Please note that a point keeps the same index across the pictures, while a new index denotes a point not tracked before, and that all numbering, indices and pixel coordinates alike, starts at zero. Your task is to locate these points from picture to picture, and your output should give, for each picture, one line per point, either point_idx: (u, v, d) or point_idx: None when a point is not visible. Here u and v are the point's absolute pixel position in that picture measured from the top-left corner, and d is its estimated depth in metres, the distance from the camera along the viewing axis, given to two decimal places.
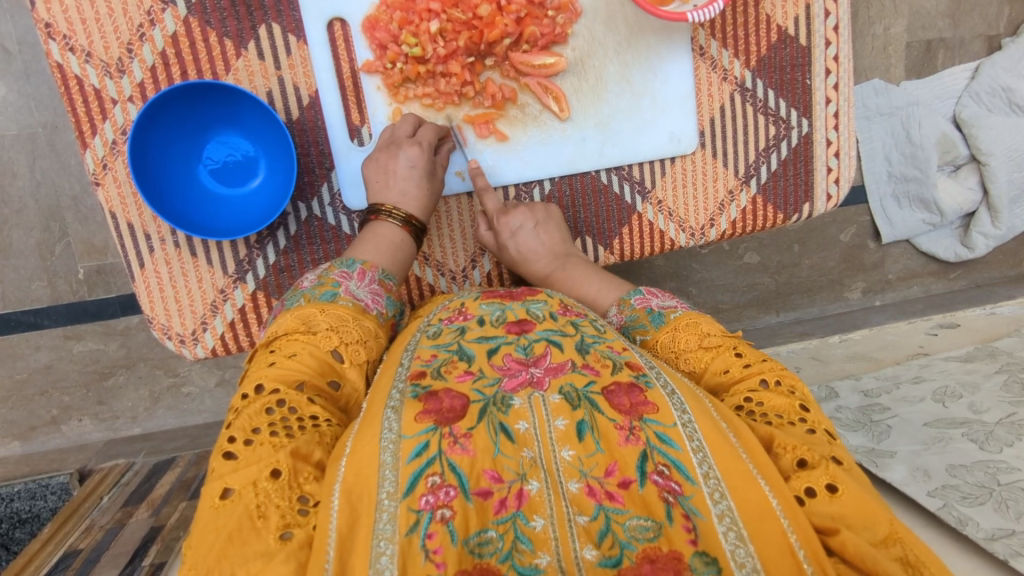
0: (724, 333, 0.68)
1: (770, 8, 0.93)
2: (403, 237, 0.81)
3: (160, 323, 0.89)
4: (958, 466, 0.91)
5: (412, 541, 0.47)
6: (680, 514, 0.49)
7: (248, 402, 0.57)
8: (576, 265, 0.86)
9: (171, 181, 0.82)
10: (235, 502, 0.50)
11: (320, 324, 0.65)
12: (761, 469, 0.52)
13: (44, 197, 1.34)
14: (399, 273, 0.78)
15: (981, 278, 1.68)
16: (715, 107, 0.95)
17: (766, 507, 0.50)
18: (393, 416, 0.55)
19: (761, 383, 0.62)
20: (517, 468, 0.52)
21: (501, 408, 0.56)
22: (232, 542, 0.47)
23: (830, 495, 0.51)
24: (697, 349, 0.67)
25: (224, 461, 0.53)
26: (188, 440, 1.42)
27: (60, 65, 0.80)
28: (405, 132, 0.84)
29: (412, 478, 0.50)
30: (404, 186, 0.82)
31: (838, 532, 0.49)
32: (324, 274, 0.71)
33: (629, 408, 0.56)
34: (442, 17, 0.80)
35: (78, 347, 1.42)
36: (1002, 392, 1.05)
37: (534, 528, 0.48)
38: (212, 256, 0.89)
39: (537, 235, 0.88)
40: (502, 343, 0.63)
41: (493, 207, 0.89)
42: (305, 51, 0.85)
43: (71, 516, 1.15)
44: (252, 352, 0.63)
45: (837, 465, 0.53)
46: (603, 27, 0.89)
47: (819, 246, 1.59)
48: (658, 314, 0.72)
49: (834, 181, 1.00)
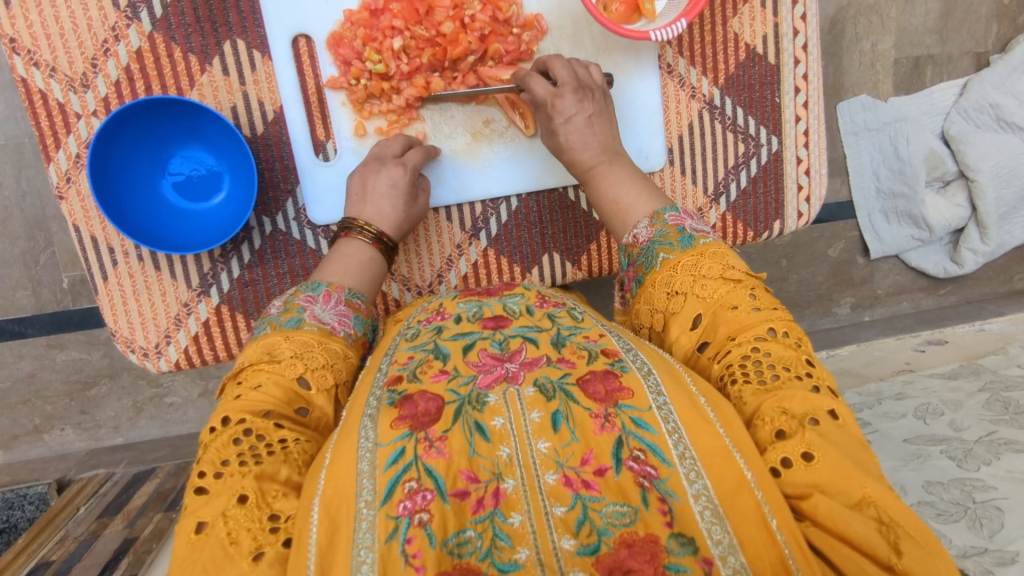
0: (745, 271, 0.66)
1: (738, 27, 0.93)
2: (371, 254, 0.79)
3: (123, 337, 0.89)
4: (935, 483, 0.91)
5: (392, 546, 0.46)
6: (655, 498, 0.49)
7: (216, 434, 0.56)
8: (623, 164, 0.81)
9: (135, 196, 0.83)
10: (208, 535, 0.49)
11: (284, 352, 0.63)
12: (737, 444, 0.52)
13: (30, 207, 1.33)
14: (369, 294, 0.76)
15: (971, 294, 1.67)
16: (684, 124, 0.95)
17: (740, 481, 0.50)
18: (369, 424, 0.54)
19: (766, 334, 0.60)
20: (492, 467, 0.51)
21: (476, 406, 0.55)
22: (209, 573, 0.47)
23: (806, 465, 0.50)
24: (715, 279, 0.65)
25: (195, 496, 0.52)
26: (170, 450, 1.43)
27: (24, 79, 0.81)
28: (392, 152, 0.84)
29: (389, 485, 0.49)
30: (378, 205, 0.81)
31: (810, 497, 0.49)
32: (289, 299, 0.69)
33: (604, 396, 0.55)
34: (406, 35, 0.81)
35: (61, 356, 1.42)
36: (983, 411, 1.04)
37: (512, 524, 0.48)
38: (175, 270, 0.89)
39: (588, 125, 0.81)
40: (478, 338, 0.62)
41: (543, 92, 0.81)
42: (269, 67, 0.85)
43: (45, 528, 1.14)
44: (220, 386, 0.61)
45: (816, 429, 0.52)
46: (569, 44, 0.89)
47: (807, 260, 1.58)
48: (689, 235, 0.69)
49: (805, 199, 1.00)
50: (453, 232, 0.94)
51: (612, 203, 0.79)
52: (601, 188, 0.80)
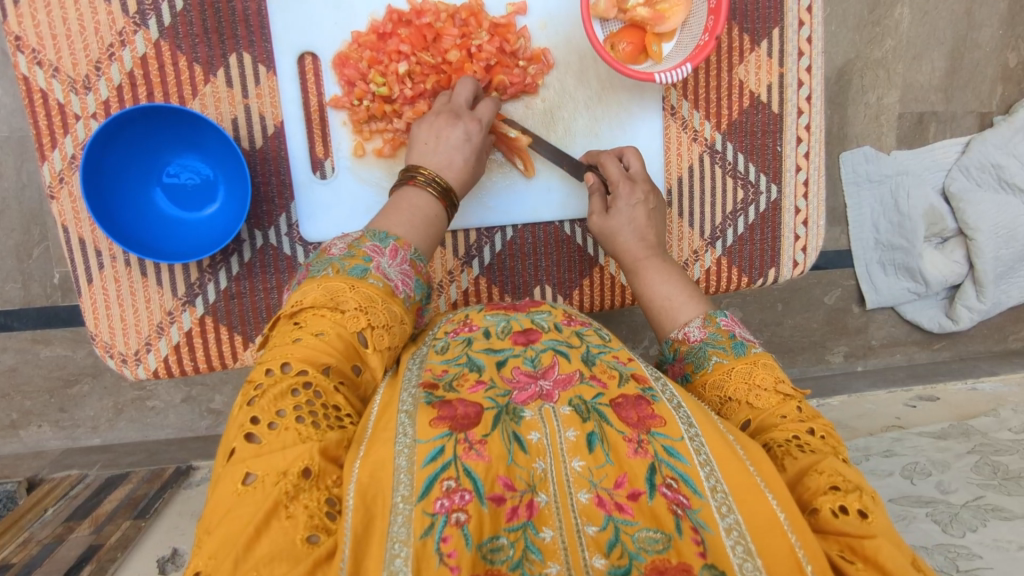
0: (794, 386, 0.66)
1: (744, 74, 0.94)
2: (437, 211, 0.75)
3: (103, 341, 0.88)
4: (920, 547, 0.89)
5: (427, 544, 0.45)
6: (688, 527, 0.49)
7: (273, 379, 0.53)
8: (671, 262, 0.84)
9: (125, 201, 0.82)
10: (262, 493, 0.46)
11: (348, 302, 0.61)
12: (770, 485, 0.51)
13: (27, 200, 1.32)
14: (428, 246, 0.73)
15: (965, 351, 1.66)
16: (684, 166, 0.95)
17: (773, 522, 0.49)
18: (407, 421, 0.53)
19: (807, 432, 0.60)
20: (528, 479, 0.51)
21: (513, 418, 0.55)
22: (260, 538, 0.44)
23: (861, 520, 0.51)
24: (771, 390, 0.64)
25: (250, 444, 0.49)
26: (146, 456, 1.40)
27: (26, 77, 0.81)
28: (466, 101, 0.80)
29: (427, 481, 0.48)
30: (450, 156, 0.78)
31: (873, 536, 0.49)
32: (355, 245, 0.66)
33: (637, 421, 0.55)
34: (411, 60, 0.81)
35: (45, 352, 1.40)
36: (972, 474, 1.03)
37: (544, 538, 0.48)
38: (162, 277, 0.88)
39: (645, 220, 0.85)
40: (510, 355, 0.62)
41: (617, 174, 0.86)
42: (274, 82, 0.85)
43: (9, 528, 1.11)
44: (275, 321, 0.59)
45: (869, 495, 0.53)
46: (575, 80, 0.89)
47: (802, 306, 1.58)
48: (743, 342, 0.68)
49: (801, 249, 1.00)
50: (445, 258, 0.94)
51: (661, 296, 0.79)
52: (644, 283, 0.82)
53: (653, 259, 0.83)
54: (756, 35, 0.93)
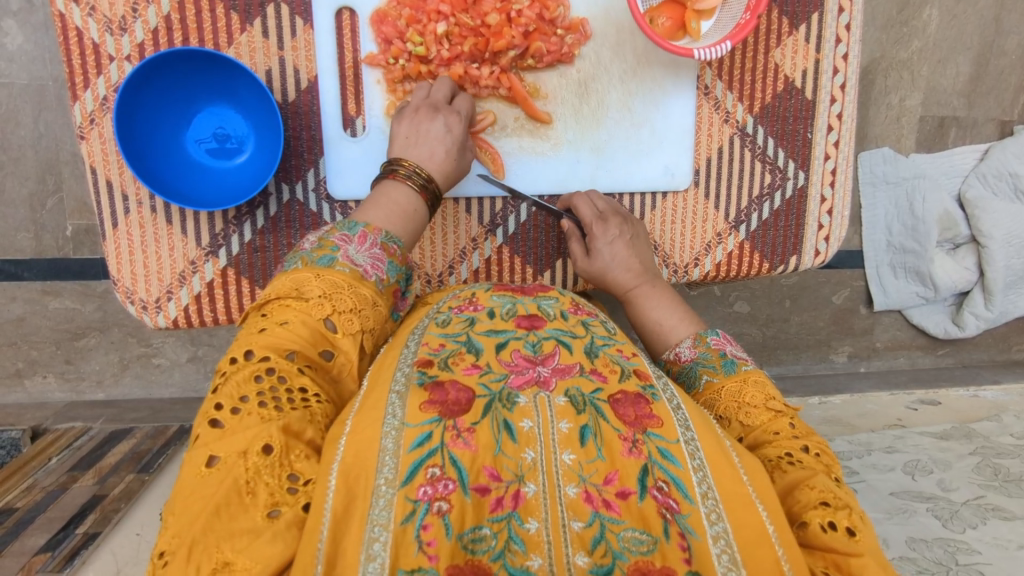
0: (785, 403, 0.67)
1: (780, 58, 0.93)
2: (417, 205, 0.76)
3: (124, 286, 0.88)
4: (919, 540, 0.90)
5: (406, 530, 0.46)
6: (676, 532, 0.49)
7: (236, 367, 0.55)
8: (663, 287, 0.84)
9: (158, 149, 0.82)
10: (222, 473, 0.48)
11: (313, 290, 0.62)
12: (761, 496, 0.52)
13: (44, 149, 1.32)
14: (406, 240, 0.73)
15: (968, 358, 1.66)
16: (713, 147, 0.95)
17: (761, 533, 0.49)
18: (398, 401, 0.54)
19: (800, 449, 0.60)
20: (515, 469, 0.51)
21: (506, 405, 0.55)
22: (219, 517, 0.46)
23: (850, 537, 0.50)
24: (761, 407, 0.65)
25: (211, 428, 0.51)
26: (150, 412, 1.40)
27: (62, 14, 0.81)
28: (443, 96, 0.82)
29: (412, 467, 0.49)
30: (432, 148, 0.79)
31: (860, 555, 0.49)
32: (324, 236, 0.67)
33: (634, 420, 0.55)
34: (450, 20, 0.81)
35: (54, 303, 1.40)
36: (973, 474, 1.03)
37: (528, 530, 0.48)
38: (187, 226, 0.88)
39: (625, 251, 0.85)
40: (511, 337, 0.62)
41: (589, 215, 0.86)
42: (310, 35, 0.85)
43: (14, 474, 1.10)
44: (243, 315, 0.61)
45: (858, 513, 0.53)
46: (610, 53, 0.89)
47: (811, 304, 1.58)
48: (733, 361, 0.70)
49: (824, 238, 1.00)
50: (470, 225, 0.94)
51: (654, 320, 0.81)
52: (641, 310, 0.83)
53: (643, 287, 0.84)
54: (795, 19, 0.93)
